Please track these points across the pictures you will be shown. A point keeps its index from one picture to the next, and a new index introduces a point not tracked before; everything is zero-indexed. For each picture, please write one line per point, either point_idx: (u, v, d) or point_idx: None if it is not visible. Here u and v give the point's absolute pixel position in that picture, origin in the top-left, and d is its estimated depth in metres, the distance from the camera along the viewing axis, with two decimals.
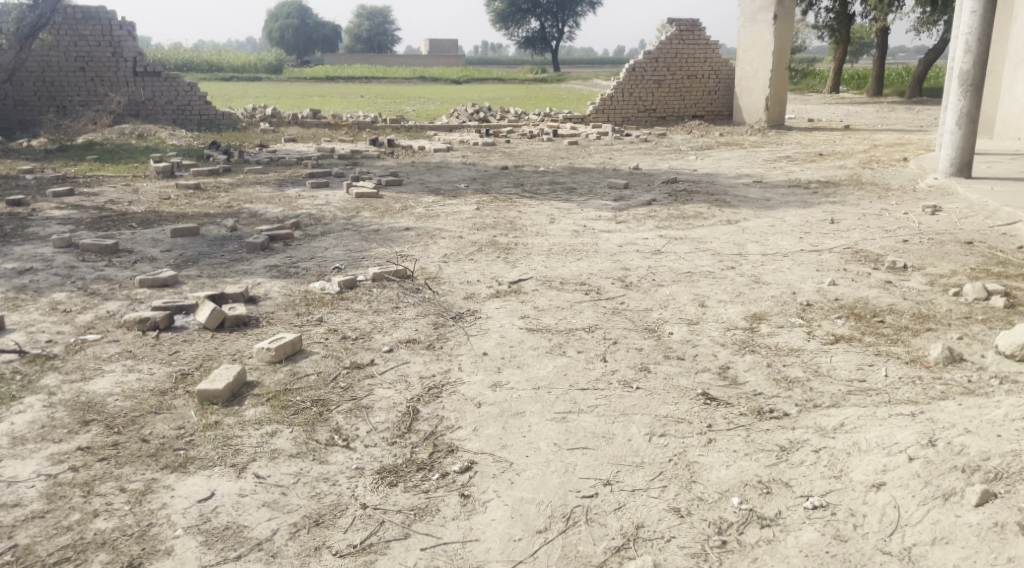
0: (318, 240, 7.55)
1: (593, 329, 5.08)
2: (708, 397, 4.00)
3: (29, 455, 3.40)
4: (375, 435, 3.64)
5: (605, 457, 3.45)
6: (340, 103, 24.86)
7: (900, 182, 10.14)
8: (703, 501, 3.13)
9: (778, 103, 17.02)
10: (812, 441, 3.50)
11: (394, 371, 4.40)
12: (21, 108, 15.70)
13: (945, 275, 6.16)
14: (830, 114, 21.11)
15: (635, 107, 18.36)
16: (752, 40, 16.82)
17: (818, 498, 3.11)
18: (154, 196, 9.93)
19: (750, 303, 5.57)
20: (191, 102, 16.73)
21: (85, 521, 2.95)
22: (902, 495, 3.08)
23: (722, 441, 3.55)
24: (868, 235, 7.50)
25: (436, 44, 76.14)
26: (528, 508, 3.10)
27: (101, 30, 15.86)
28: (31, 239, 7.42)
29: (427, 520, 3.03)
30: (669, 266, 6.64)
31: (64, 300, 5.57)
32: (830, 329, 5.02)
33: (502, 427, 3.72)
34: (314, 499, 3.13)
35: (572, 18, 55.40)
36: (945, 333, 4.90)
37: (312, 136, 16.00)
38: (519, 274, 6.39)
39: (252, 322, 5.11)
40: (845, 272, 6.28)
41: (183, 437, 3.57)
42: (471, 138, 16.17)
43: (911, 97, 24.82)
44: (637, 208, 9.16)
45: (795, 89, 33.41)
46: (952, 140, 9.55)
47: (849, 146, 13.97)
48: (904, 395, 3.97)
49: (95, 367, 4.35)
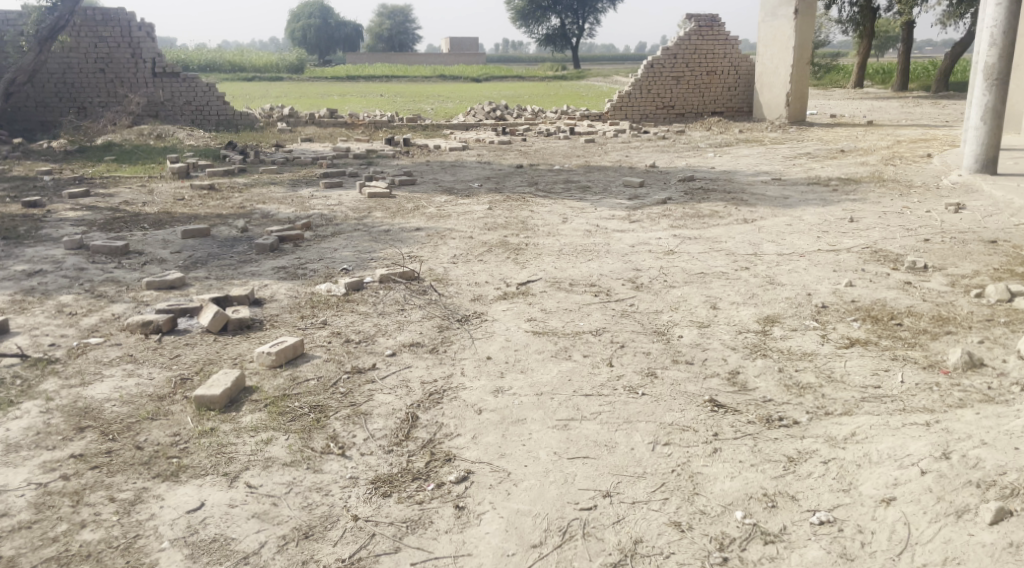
0: (328, 241, 7.49)
1: (601, 333, 4.97)
2: (716, 404, 3.88)
3: (21, 463, 3.36)
4: (372, 443, 3.57)
5: (605, 467, 3.35)
6: (360, 102, 24.82)
7: (923, 179, 9.90)
8: (705, 515, 3.02)
9: (800, 99, 16.74)
10: (821, 452, 3.37)
11: (396, 376, 4.32)
12: (42, 109, 15.90)
13: (967, 276, 5.98)
14: (854, 109, 20.73)
15: (653, 104, 18.17)
16: (773, 35, 16.54)
17: (826, 513, 2.99)
18: (167, 197, 9.93)
19: (764, 305, 5.43)
20: (210, 102, 16.71)
21: (72, 533, 2.91)
22: (913, 511, 2.94)
23: (728, 450, 3.44)
24: (888, 234, 7.31)
25: (456, 44, 76.16)
26: (523, 521, 3.01)
27: (120, 31, 15.91)
28: (43, 241, 7.44)
29: (420, 533, 2.95)
30: (682, 266, 6.51)
31: (71, 302, 5.57)
32: (845, 333, 4.88)
33: (501, 435, 3.63)
34: (306, 510, 3.06)
35: (592, 15, 54.88)
36: (965, 337, 4.74)
37: (328, 136, 15.99)
38: (529, 275, 6.30)
39: (255, 326, 5.06)
40: (863, 272, 6.12)
41: (177, 444, 3.52)
42: (487, 136, 16.08)
43: (936, 92, 24.36)
44: (652, 207, 9.00)
45: (818, 84, 33.05)
46: (976, 135, 9.32)
47: (871, 143, 13.70)
48: (920, 402, 3.83)
49: (94, 372, 4.31)
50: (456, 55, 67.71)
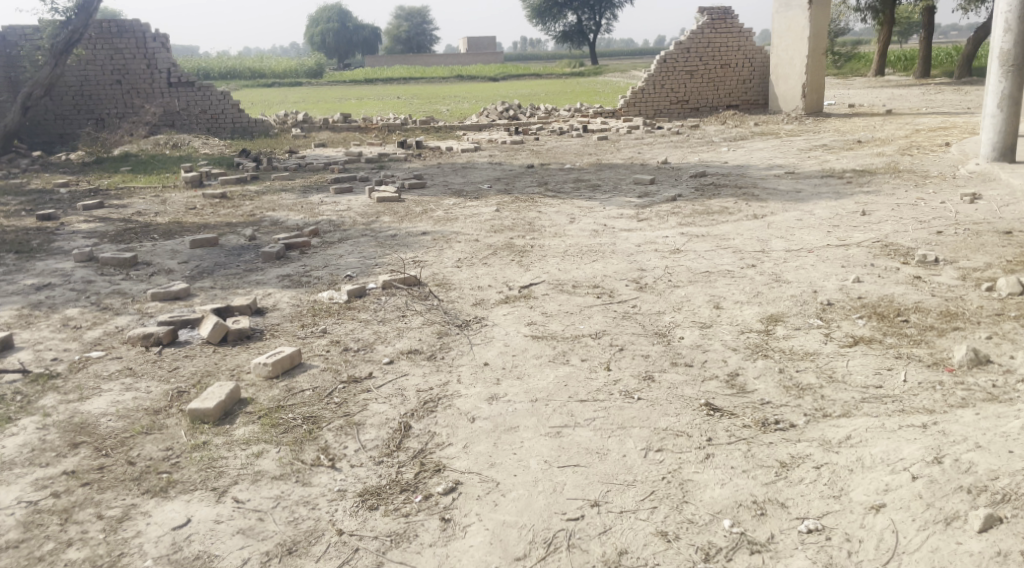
0: (333, 248, 7.50)
1: (600, 336, 4.92)
2: (712, 408, 3.81)
3: (14, 480, 3.40)
4: (362, 454, 3.56)
5: (595, 475, 3.31)
6: (376, 105, 25.11)
7: (939, 169, 9.69)
8: (693, 524, 2.98)
9: (816, 91, 16.50)
10: (815, 456, 3.31)
11: (392, 385, 4.31)
12: (61, 122, 16.04)
13: (979, 268, 5.85)
14: (874, 98, 20.44)
15: (668, 98, 18.02)
16: (787, 26, 16.35)
17: (815, 521, 2.94)
18: (179, 206, 10.02)
19: (768, 304, 5.35)
20: (225, 111, 16.90)
21: (58, 552, 2.94)
22: (902, 518, 2.90)
23: (720, 456, 3.39)
24: (900, 227, 7.18)
25: (473, 45, 76.18)
26: (509, 532, 3.00)
27: (135, 42, 16.08)
28: (54, 255, 7.52)
29: (403, 547, 2.95)
30: (687, 265, 6.43)
31: (76, 315, 5.63)
32: (849, 331, 4.79)
33: (493, 444, 3.61)
34: (292, 525, 3.07)
35: (609, 10, 54.45)
36: (973, 333, 4.63)
37: (342, 140, 16.06)
38: (532, 278, 6.25)
39: (255, 336, 5.07)
40: (873, 267, 6.01)
41: (169, 459, 3.53)
42: (500, 136, 16.04)
43: (959, 79, 23.84)
44: (661, 205, 8.92)
45: (839, 73, 32.64)
46: (993, 123, 9.14)
47: (889, 133, 13.45)
48: (922, 402, 3.74)
49: (93, 387, 4.34)
50: (473, 55, 67.70)
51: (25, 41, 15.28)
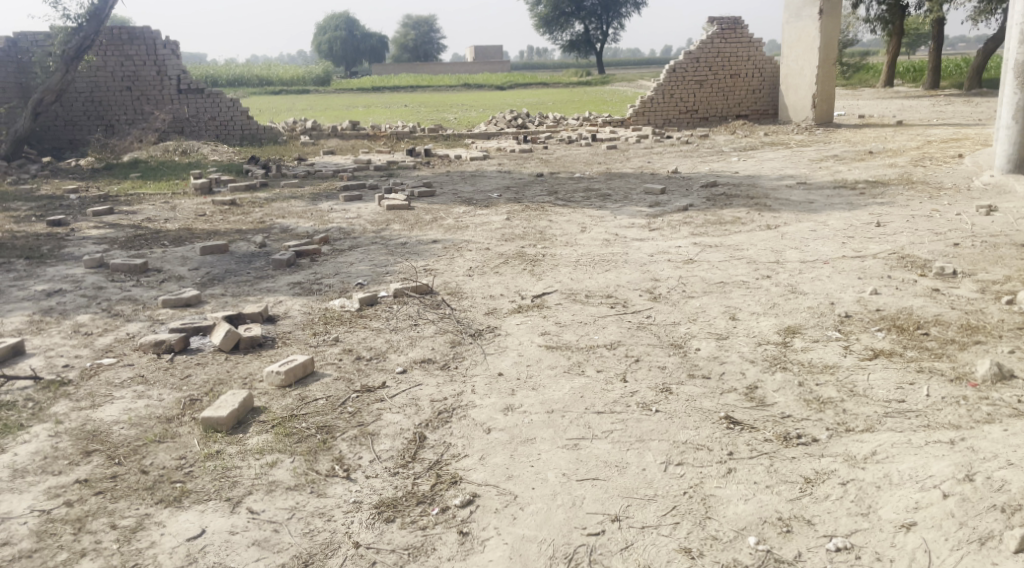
0: (344, 255, 7.47)
1: (615, 346, 4.86)
2: (732, 421, 3.75)
3: (26, 488, 3.36)
4: (377, 465, 3.51)
5: (615, 489, 3.26)
6: (385, 113, 25.22)
7: (953, 181, 9.61)
8: (717, 541, 2.92)
9: (826, 101, 16.39)
10: (840, 472, 3.25)
11: (406, 395, 4.25)
12: (71, 127, 16.06)
13: (997, 281, 5.78)
14: (885, 109, 20.35)
15: (676, 108, 18.00)
16: (798, 36, 16.26)
17: (843, 539, 2.88)
18: (189, 213, 10.01)
19: (785, 315, 5.29)
20: (234, 118, 16.99)
21: (71, 562, 2.90)
22: (934, 538, 2.84)
23: (742, 471, 3.33)
24: (916, 239, 7.11)
25: (480, 53, 76.40)
26: (529, 547, 2.95)
27: (146, 49, 16.15)
28: (65, 261, 7.51)
29: (422, 560, 2.90)
30: (700, 276, 6.38)
31: (87, 322, 5.60)
32: (869, 344, 4.72)
33: (510, 455, 3.55)
34: (307, 537, 3.02)
35: (616, 20, 54.55)
36: (995, 346, 4.56)
37: (350, 148, 16.04)
38: (544, 287, 6.21)
39: (267, 344, 5.03)
40: (889, 280, 5.94)
41: (183, 468, 3.49)
42: (508, 144, 16.03)
43: (968, 90, 23.77)
44: (672, 214, 8.87)
45: (847, 83, 32.60)
46: (1008, 135, 9.05)
47: (900, 144, 13.37)
48: (946, 418, 3.68)
49: (105, 394, 4.30)
50: (480, 63, 67.97)
51: (36, 47, 15.36)
